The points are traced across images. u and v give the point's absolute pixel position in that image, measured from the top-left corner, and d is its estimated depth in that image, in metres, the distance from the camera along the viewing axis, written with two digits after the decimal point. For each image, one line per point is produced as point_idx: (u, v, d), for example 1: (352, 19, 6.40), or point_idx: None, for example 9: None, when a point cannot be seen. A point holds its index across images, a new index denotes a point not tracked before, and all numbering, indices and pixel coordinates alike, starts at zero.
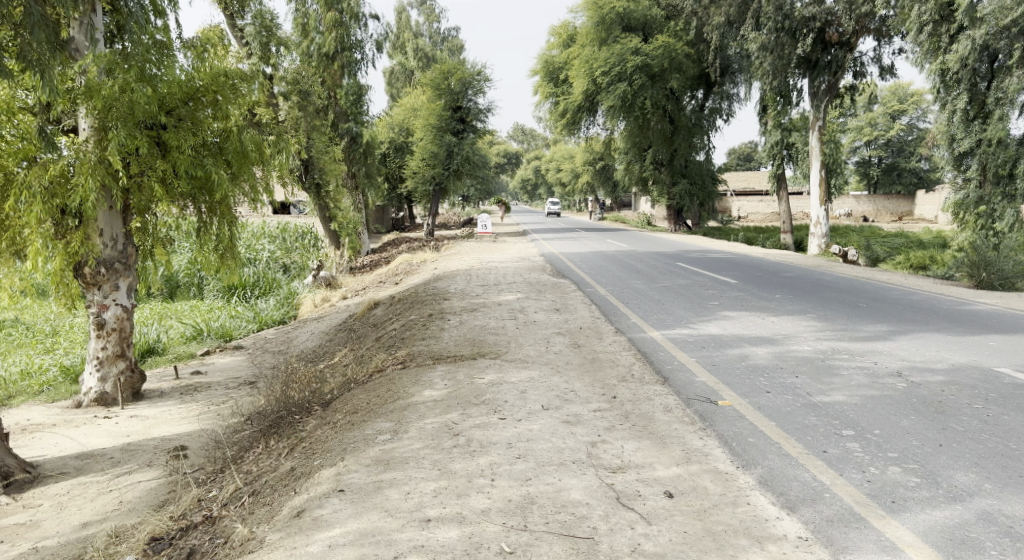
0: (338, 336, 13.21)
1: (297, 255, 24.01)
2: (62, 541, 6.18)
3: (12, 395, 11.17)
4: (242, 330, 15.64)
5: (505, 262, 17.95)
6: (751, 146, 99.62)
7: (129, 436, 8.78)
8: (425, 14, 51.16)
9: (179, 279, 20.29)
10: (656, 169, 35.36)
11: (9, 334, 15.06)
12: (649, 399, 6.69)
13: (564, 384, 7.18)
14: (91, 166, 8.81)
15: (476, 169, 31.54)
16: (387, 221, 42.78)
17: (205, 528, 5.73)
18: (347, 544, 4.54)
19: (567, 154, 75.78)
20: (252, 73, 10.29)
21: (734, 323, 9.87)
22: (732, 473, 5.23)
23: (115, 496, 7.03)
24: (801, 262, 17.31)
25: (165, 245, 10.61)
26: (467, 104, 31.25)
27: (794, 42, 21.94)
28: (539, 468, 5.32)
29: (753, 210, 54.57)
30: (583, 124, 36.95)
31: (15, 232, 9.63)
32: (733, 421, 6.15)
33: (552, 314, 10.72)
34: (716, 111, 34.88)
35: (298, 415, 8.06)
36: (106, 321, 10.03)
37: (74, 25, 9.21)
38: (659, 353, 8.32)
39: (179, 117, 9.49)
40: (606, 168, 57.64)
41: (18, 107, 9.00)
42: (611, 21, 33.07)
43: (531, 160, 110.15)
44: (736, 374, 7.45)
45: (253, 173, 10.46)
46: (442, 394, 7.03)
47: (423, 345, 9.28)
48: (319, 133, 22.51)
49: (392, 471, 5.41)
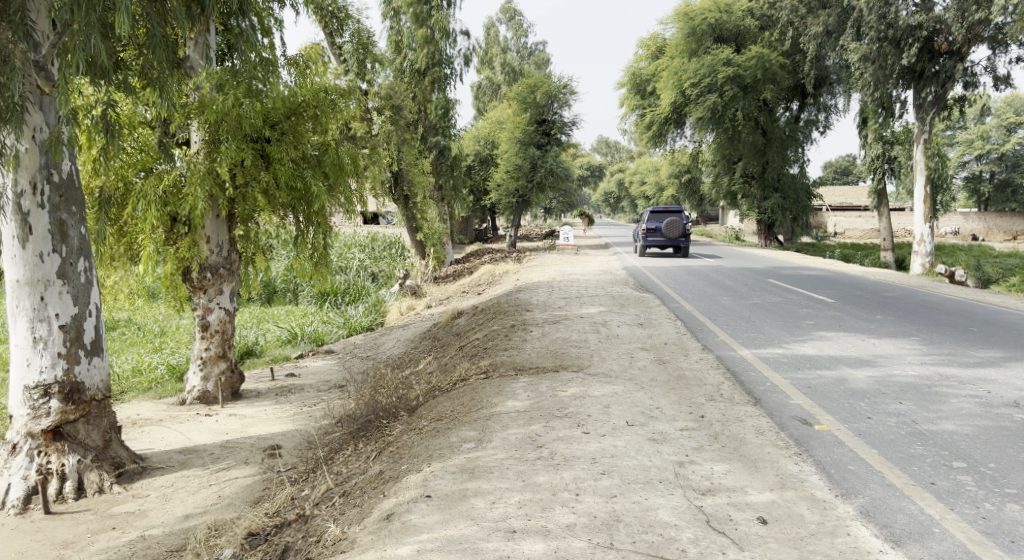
0: (423, 343, 13.49)
1: (385, 263, 24.68)
2: (167, 531, 6.52)
3: (124, 390, 11.89)
4: (333, 335, 16.15)
5: (587, 274, 17.99)
6: (848, 160, 96.05)
7: (228, 433, 9.21)
8: (513, 29, 51.84)
9: (276, 285, 21.25)
10: (746, 182, 34.66)
11: (123, 332, 16.09)
12: (741, 421, 6.53)
13: (649, 401, 7.11)
14: (200, 176, 9.31)
15: (560, 182, 31.47)
16: (470, 232, 43.42)
17: (298, 526, 5.92)
18: (435, 550, 4.61)
19: (649, 167, 74.98)
20: (349, 88, 10.64)
21: (832, 344, 9.48)
22: (831, 501, 5.04)
23: (215, 490, 7.39)
24: (907, 282, 16.46)
25: (265, 252, 11.10)
26: (552, 117, 31.32)
27: (899, 52, 21.07)
28: (625, 485, 5.27)
29: (850, 226, 52.21)
30: (669, 136, 36.57)
31: (131, 238, 10.35)
32: (832, 447, 5.92)
33: (635, 329, 10.62)
34: (812, 122, 33.69)
35: (385, 420, 8.27)
36: (209, 323, 10.56)
37: (189, 45, 9.82)
38: (750, 372, 8.14)
39: (281, 130, 9.90)
40: (692, 181, 56.62)
41: (138, 122, 9.60)
42: (702, 32, 32.67)
43: (615, 173, 109.76)
44: (835, 398, 7.17)
45: (348, 185, 10.83)
46: (525, 406, 7.05)
47: (505, 355, 9.34)
48: (410, 147, 23.10)
49: (477, 480, 5.47)
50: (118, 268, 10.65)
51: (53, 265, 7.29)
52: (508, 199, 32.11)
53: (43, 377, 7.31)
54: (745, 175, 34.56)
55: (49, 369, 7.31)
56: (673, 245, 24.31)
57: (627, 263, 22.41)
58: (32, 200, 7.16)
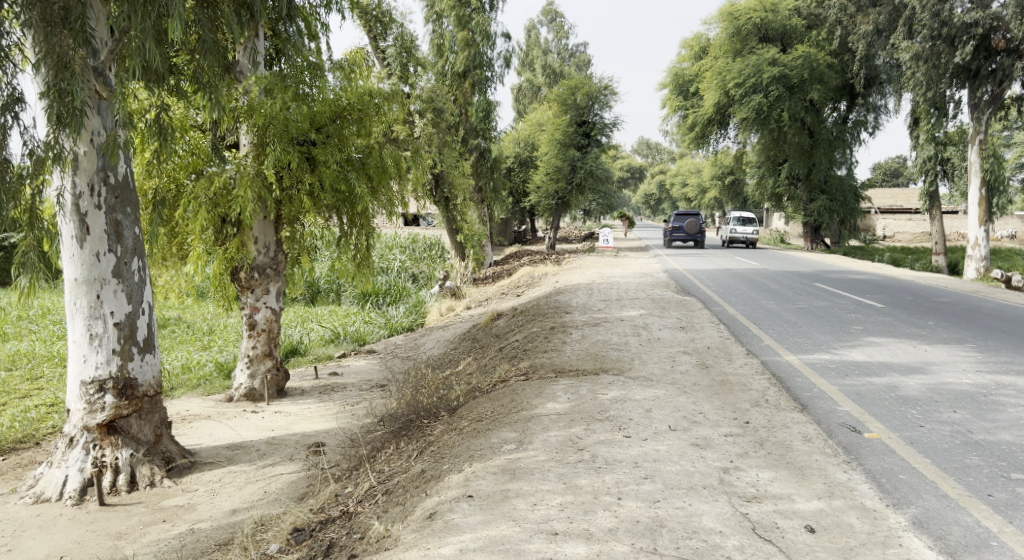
0: (463, 345, 13.54)
1: (425, 265, 24.89)
2: (215, 525, 6.67)
3: (174, 386, 12.20)
4: (375, 335, 16.33)
5: (627, 277, 17.88)
6: (897, 162, 93.90)
7: (274, 430, 9.38)
8: (554, 31, 51.81)
9: (320, 285, 21.58)
10: (792, 184, 34.04)
11: (173, 330, 16.49)
12: (787, 427, 6.42)
13: (692, 406, 7.04)
14: (249, 178, 9.50)
15: (600, 184, 31.33)
16: (510, 234, 43.49)
17: (342, 523, 6.00)
18: (478, 549, 4.63)
19: (691, 168, 74.20)
20: (392, 91, 10.80)
21: (882, 350, 9.26)
22: (882, 511, 4.93)
23: (261, 486, 7.54)
24: (961, 287, 15.96)
25: (310, 252, 11.28)
26: (592, 118, 31.17)
27: (952, 50, 20.44)
28: (669, 491, 5.22)
29: (900, 230, 50.83)
30: (713, 138, 36.17)
31: (181, 237, 10.62)
32: (882, 456, 5.79)
33: (677, 332, 10.53)
34: (860, 123, 32.93)
35: (427, 420, 8.33)
36: (257, 322, 10.79)
37: (239, 51, 10.07)
38: (797, 378, 7.99)
39: (327, 133, 10.07)
40: (736, 182, 55.86)
41: (189, 125, 9.85)
42: (747, 32, 32.23)
43: (656, 175, 109.03)
44: (885, 405, 7.00)
45: (391, 188, 10.98)
46: (565, 408, 7.04)
47: (545, 357, 9.35)
48: (450, 149, 23.23)
49: (519, 481, 5.48)
50: (169, 268, 10.95)
51: (109, 264, 7.52)
52: (547, 201, 32.16)
53: (99, 372, 7.53)
54: (791, 177, 33.96)
55: (103, 365, 7.54)
56: (694, 240, 32.58)
57: (665, 263, 23.37)
58: (90, 201, 7.40)
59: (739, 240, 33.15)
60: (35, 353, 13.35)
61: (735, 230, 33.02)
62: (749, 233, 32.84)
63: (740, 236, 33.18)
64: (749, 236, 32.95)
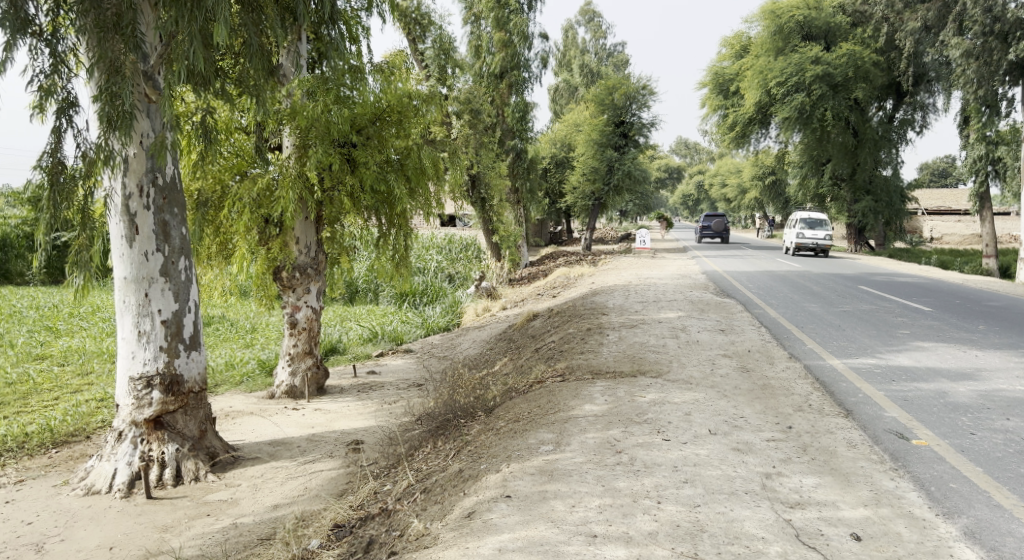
0: (499, 345, 13.55)
1: (461, 265, 25.06)
2: (257, 520, 6.78)
3: (217, 383, 12.45)
4: (412, 334, 16.47)
5: (664, 278, 17.75)
6: (946, 162, 91.83)
7: (314, 427, 9.52)
8: (591, 31, 51.63)
9: (359, 285, 21.83)
10: (835, 184, 33.48)
11: (217, 327, 16.86)
12: (831, 433, 6.30)
13: (733, 410, 6.95)
14: (292, 179, 9.66)
15: (637, 184, 31.14)
16: (546, 234, 43.51)
17: (381, 520, 6.06)
18: (517, 549, 4.63)
19: (730, 168, 73.36)
20: (430, 93, 10.89)
21: (930, 355, 9.04)
22: (931, 521, 4.81)
23: (302, 482, 7.65)
24: (1012, 291, 15.47)
25: (349, 253, 11.40)
26: (631, 119, 31.00)
27: (1005, 47, 19.91)
28: (709, 495, 5.17)
29: (948, 231, 49.56)
30: (753, 137, 35.73)
31: (226, 237, 10.85)
32: (931, 463, 5.65)
33: (716, 335, 10.41)
34: (907, 122, 32.08)
35: (463, 419, 8.36)
36: (298, 321, 10.94)
37: (283, 54, 10.23)
38: (840, 382, 7.84)
39: (367, 135, 10.19)
40: (777, 183, 55.11)
41: (234, 128, 10.03)
42: (789, 30, 31.72)
43: (695, 176, 108.11)
44: (934, 412, 6.83)
45: (429, 189, 11.07)
46: (602, 410, 7.01)
47: (582, 358, 9.32)
48: (487, 150, 23.29)
49: (557, 482, 5.47)
50: (213, 267, 11.17)
51: (156, 263, 7.70)
52: (584, 201, 32.05)
53: (146, 368, 7.72)
54: (834, 177, 33.43)
55: (151, 362, 7.72)
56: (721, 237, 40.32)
57: (704, 263, 23.79)
58: (139, 201, 7.59)
59: (807, 247, 26.93)
60: (86, 349, 13.75)
61: (802, 234, 26.69)
62: (820, 238, 26.52)
63: (808, 241, 26.85)
64: (820, 241, 26.62)
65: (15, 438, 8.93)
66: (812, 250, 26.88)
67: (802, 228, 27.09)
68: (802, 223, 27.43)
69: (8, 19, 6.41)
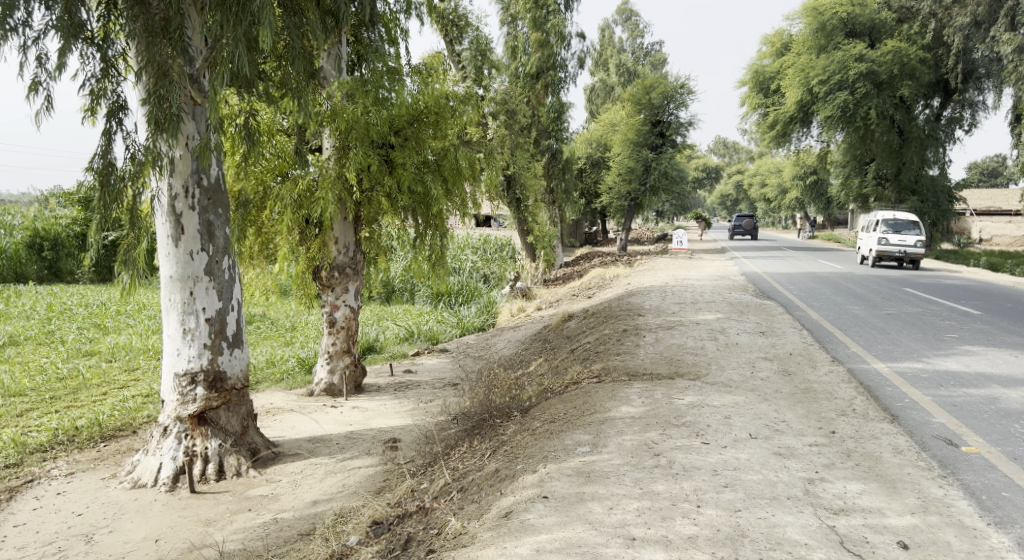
0: (534, 346, 13.56)
1: (496, 265, 25.15)
2: (298, 515, 6.88)
3: (258, 380, 12.67)
4: (448, 334, 16.56)
5: (702, 280, 17.54)
6: (997, 160, 89.44)
7: (352, 425, 9.63)
8: (629, 30, 51.30)
9: (395, 284, 21.99)
10: (879, 184, 32.87)
11: (259, 325, 17.16)
12: (876, 438, 6.17)
13: (774, 413, 6.85)
14: (331, 181, 9.79)
15: (673, 184, 30.87)
16: (581, 235, 43.41)
17: (419, 517, 6.10)
18: (554, 550, 4.62)
19: (770, 169, 72.27)
20: (467, 94, 10.94)
21: (979, 360, 8.80)
22: (982, 530, 4.68)
23: (341, 479, 7.74)
24: None
25: (386, 253, 11.48)
26: (668, 118, 30.70)
27: None
28: (750, 500, 5.10)
29: (997, 232, 48.15)
30: (794, 136, 35.17)
31: (267, 237, 11.03)
32: (982, 471, 5.50)
33: (756, 337, 10.27)
34: (955, 121, 31.26)
35: (500, 419, 8.37)
36: (336, 320, 11.07)
37: (324, 57, 10.37)
38: (886, 387, 7.66)
39: (405, 136, 10.26)
40: (818, 183, 54.16)
41: (276, 130, 10.15)
42: (832, 27, 31.11)
43: (733, 175, 106.78)
44: (984, 418, 6.65)
45: (464, 189, 11.11)
46: (640, 412, 6.96)
47: (618, 360, 9.27)
48: (523, 150, 23.30)
49: (594, 484, 5.44)
50: (255, 267, 11.36)
51: (201, 263, 7.86)
52: (619, 201, 31.88)
53: (191, 365, 7.88)
54: (877, 177, 32.85)
55: (195, 359, 7.88)
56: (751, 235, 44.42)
57: (743, 263, 23.93)
58: (184, 202, 7.74)
59: (891, 255, 21.97)
60: (133, 345, 14.11)
61: (885, 239, 21.86)
62: (908, 245, 21.68)
63: (892, 249, 21.95)
64: (908, 249, 21.72)
65: (66, 431, 9.19)
66: (897, 259, 22.06)
67: (885, 231, 22.29)
68: (884, 226, 22.62)
69: (63, 25, 6.59)
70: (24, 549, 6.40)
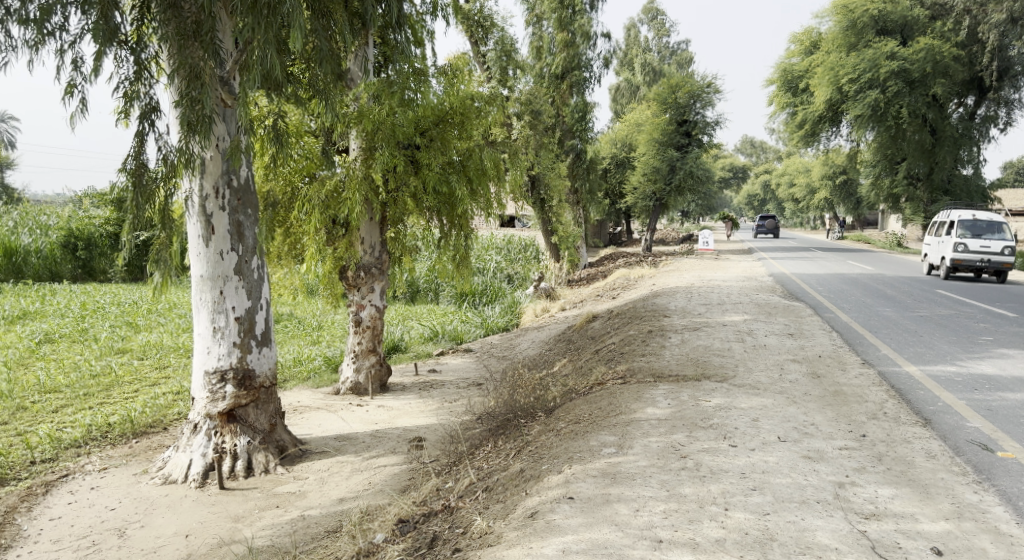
0: (559, 346, 13.55)
1: (520, 265, 25.16)
2: (324, 513, 6.94)
3: (286, 378, 12.80)
4: (472, 334, 16.59)
5: (728, 280, 17.40)
6: None
7: (378, 423, 9.69)
8: (655, 29, 50.97)
9: (420, 284, 22.06)
10: (910, 183, 32.09)
11: (287, 325, 17.34)
12: (908, 442, 6.07)
13: (803, 416, 6.76)
14: (358, 182, 9.86)
15: (699, 184, 30.64)
16: (605, 235, 43.26)
17: (444, 516, 6.11)
18: (581, 551, 4.61)
19: (798, 169, 71.45)
20: (491, 95, 10.94)
21: (1015, 364, 8.60)
22: (1018, 537, 4.59)
23: (366, 477, 7.79)
24: None
25: (412, 252, 11.52)
26: (694, 117, 30.45)
27: None
28: (778, 503, 5.05)
29: None
30: (823, 135, 34.72)
31: (296, 237, 11.16)
32: (1019, 477, 5.39)
33: (784, 339, 10.15)
34: (989, 119, 30.81)
35: (524, 419, 8.37)
36: (362, 319, 11.15)
37: (351, 59, 10.44)
38: (917, 391, 7.52)
39: (430, 137, 10.29)
40: (847, 183, 53.36)
41: (303, 131, 10.22)
42: (863, 25, 30.61)
43: (760, 175, 105.66)
44: (1020, 423, 6.51)
45: (489, 189, 11.12)
46: (666, 413, 6.92)
47: (643, 361, 9.22)
48: (547, 150, 23.26)
49: (620, 486, 5.42)
50: (283, 266, 11.49)
51: (230, 262, 7.96)
52: (645, 202, 31.69)
53: (220, 363, 7.98)
54: (910, 175, 32.03)
55: (225, 356, 7.98)
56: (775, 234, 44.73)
57: (771, 263, 24.13)
58: (215, 202, 7.85)
59: (971, 264, 18.97)
60: (163, 344, 14.32)
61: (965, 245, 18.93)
62: (992, 252, 18.76)
63: (971, 256, 19.00)
64: (991, 256, 18.80)
65: (98, 427, 9.35)
66: (976, 269, 19.09)
67: (963, 235, 19.34)
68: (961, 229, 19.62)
69: (98, 29, 6.72)
70: (59, 543, 6.53)
